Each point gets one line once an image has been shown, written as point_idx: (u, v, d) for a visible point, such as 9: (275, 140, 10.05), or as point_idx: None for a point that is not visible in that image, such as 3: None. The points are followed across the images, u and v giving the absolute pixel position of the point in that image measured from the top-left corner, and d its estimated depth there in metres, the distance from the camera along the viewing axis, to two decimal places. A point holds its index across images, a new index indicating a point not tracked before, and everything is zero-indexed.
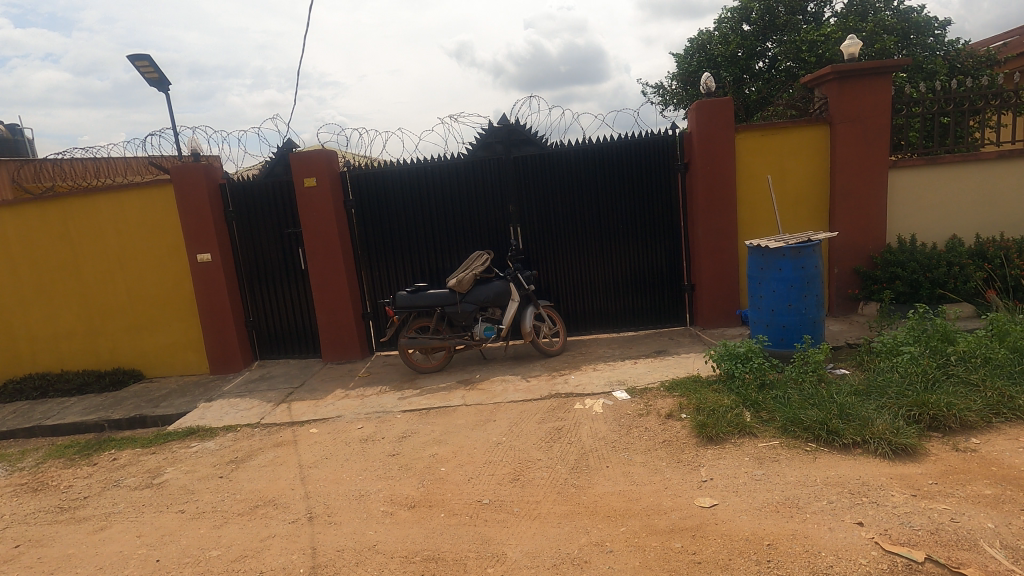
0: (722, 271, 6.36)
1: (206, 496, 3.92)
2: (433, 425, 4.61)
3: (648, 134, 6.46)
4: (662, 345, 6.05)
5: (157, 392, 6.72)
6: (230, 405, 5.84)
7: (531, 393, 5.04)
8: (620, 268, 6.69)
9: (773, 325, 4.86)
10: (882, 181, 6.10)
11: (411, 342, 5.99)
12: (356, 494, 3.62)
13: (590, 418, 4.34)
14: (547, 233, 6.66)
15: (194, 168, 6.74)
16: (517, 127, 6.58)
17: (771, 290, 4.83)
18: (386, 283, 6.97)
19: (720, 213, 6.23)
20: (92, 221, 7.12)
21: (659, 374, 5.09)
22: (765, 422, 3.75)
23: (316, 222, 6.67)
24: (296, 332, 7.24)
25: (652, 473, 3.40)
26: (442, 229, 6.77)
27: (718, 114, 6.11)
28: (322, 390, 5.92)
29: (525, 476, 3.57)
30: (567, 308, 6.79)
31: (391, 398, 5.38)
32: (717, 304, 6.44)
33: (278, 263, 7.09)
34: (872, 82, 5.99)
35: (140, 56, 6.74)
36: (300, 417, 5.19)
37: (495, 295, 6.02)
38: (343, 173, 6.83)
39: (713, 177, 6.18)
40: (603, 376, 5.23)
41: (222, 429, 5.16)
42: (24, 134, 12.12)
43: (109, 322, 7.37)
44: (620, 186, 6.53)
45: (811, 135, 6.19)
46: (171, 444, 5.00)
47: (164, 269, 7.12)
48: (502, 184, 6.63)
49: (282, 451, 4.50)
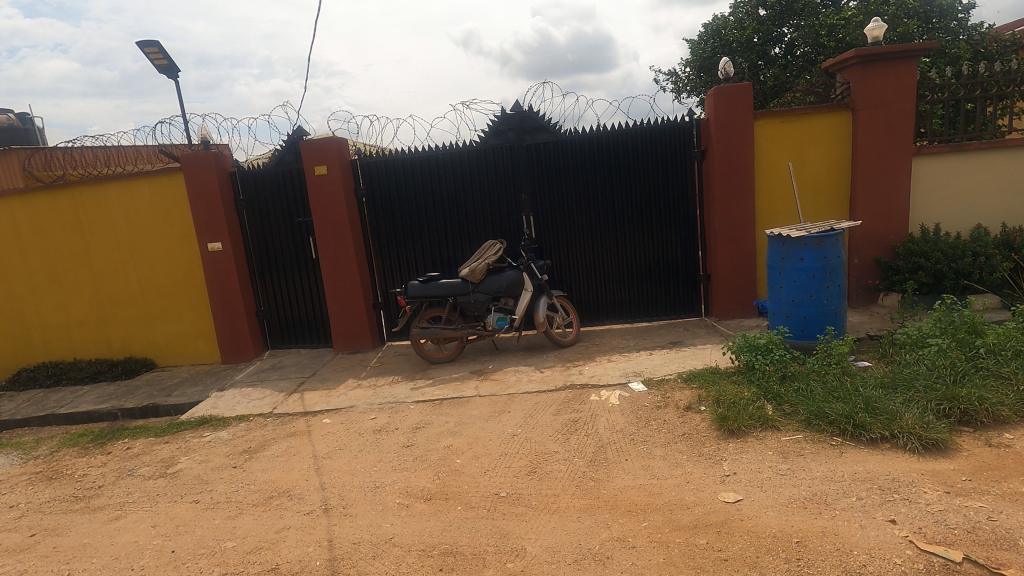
0: (739, 261, 6.25)
1: (219, 486, 3.89)
2: (447, 416, 4.56)
3: (664, 121, 6.33)
4: (677, 337, 5.95)
5: (169, 381, 6.72)
6: (242, 394, 5.81)
7: (545, 384, 4.98)
8: (634, 257, 6.59)
9: (793, 316, 4.76)
10: (906, 169, 5.94)
11: (423, 332, 5.92)
12: (371, 486, 3.57)
13: (606, 410, 4.27)
14: (560, 222, 6.56)
15: (204, 156, 6.70)
16: (530, 114, 6.44)
17: (792, 280, 4.73)
18: (397, 272, 6.91)
19: (738, 202, 6.10)
20: (104, 210, 7.10)
21: (676, 365, 5.01)
22: (786, 415, 3.67)
23: (327, 210, 6.60)
24: (307, 322, 7.20)
25: (672, 467, 3.33)
26: (453, 218, 6.69)
27: (736, 99, 5.97)
28: (334, 379, 5.89)
29: (542, 469, 3.51)
30: (580, 297, 6.70)
31: (404, 389, 5.34)
32: (734, 295, 6.33)
33: (289, 252, 7.05)
34: (897, 66, 5.79)
35: (150, 42, 6.66)
36: (313, 407, 5.16)
37: (508, 285, 5.93)
38: (354, 161, 6.75)
39: (731, 165, 6.05)
40: (618, 367, 5.15)
41: (235, 418, 5.14)
42: (34, 123, 12.14)
43: (120, 311, 7.38)
44: (636, 175, 6.41)
45: (832, 122, 6.03)
46: (184, 433, 4.98)
47: (175, 258, 7.11)
48: (515, 172, 6.52)
49: (295, 442, 4.46)
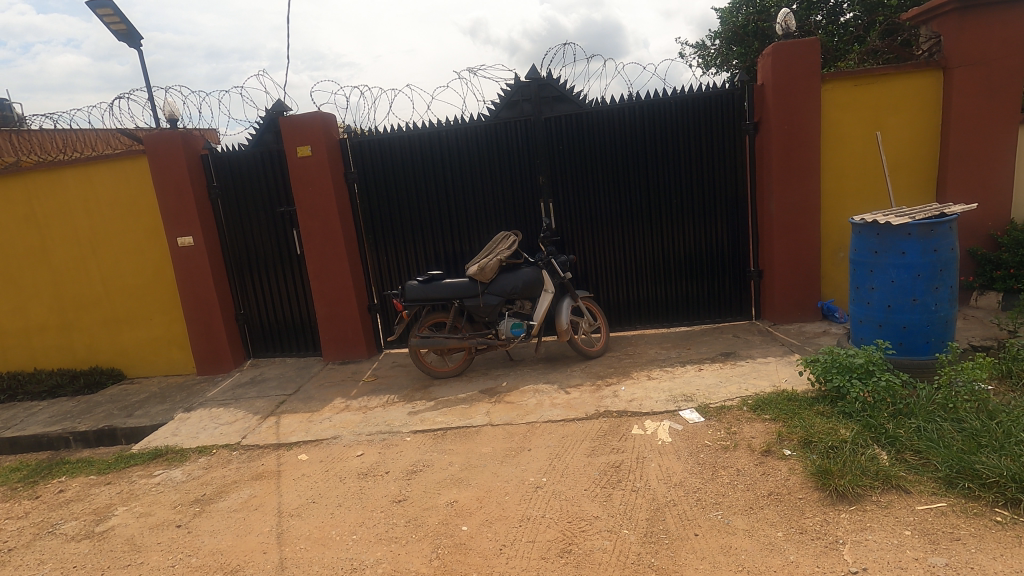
0: (800, 254, 5.22)
1: (152, 558, 2.97)
2: (451, 455, 3.61)
3: (710, 88, 5.29)
4: (729, 346, 4.96)
5: (134, 398, 5.83)
6: (210, 417, 4.90)
7: (572, 410, 4.01)
8: (672, 249, 5.58)
9: (888, 325, 3.75)
10: (1011, 140, 4.86)
11: (423, 342, 4.95)
12: (346, 568, 2.64)
13: (656, 452, 3.29)
14: (585, 210, 5.56)
15: (170, 136, 5.78)
16: (549, 81, 5.42)
17: (889, 281, 3.70)
18: (395, 270, 5.97)
19: (800, 183, 5.08)
20: (61, 201, 6.22)
21: (735, 387, 4.02)
22: (910, 469, 2.71)
23: (312, 197, 5.65)
24: (293, 327, 6.29)
25: (767, 552, 2.35)
26: (459, 205, 5.72)
27: (799, 59, 4.93)
28: (319, 400, 4.96)
29: (578, 548, 2.55)
30: (608, 297, 5.71)
31: (400, 413, 4.40)
32: (792, 295, 5.30)
33: (271, 248, 6.12)
34: (1003, 13, 4.70)
35: (102, 2, 5.70)
36: (288, 438, 4.24)
37: (525, 285, 4.95)
38: (342, 141, 5.78)
39: (792, 139, 5.03)
40: (662, 388, 4.17)
41: (195, 451, 4.23)
42: (12, 109, 11.12)
43: (84, 316, 6.50)
44: (674, 153, 5.39)
45: (918, 84, 4.96)
46: (131, 471, 4.08)
47: (143, 254, 6.23)
48: (531, 151, 5.52)
49: (260, 490, 3.54)
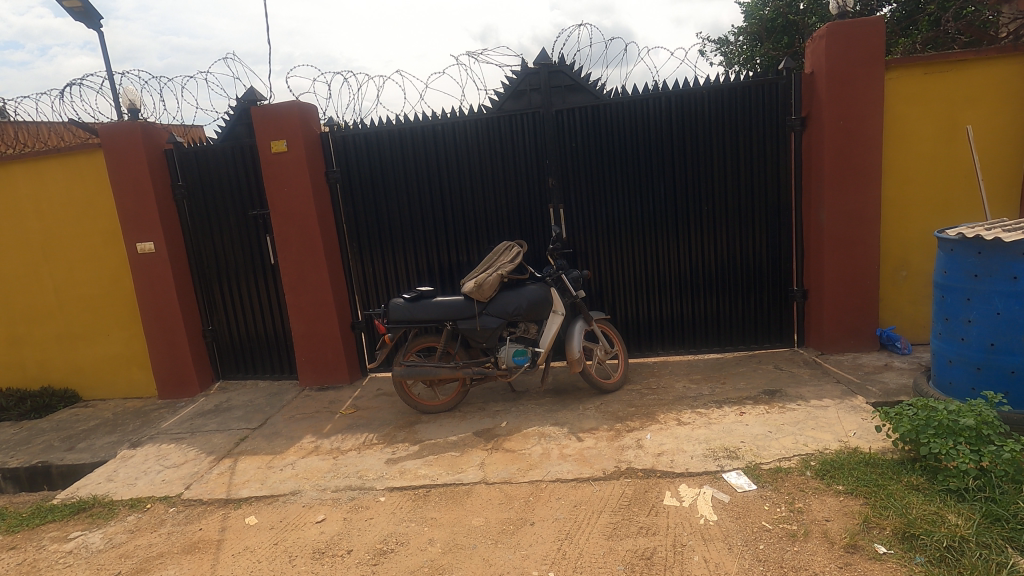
0: (855, 272, 4.41)
1: None
2: (433, 528, 2.83)
3: (750, 76, 4.51)
4: (773, 381, 4.16)
5: (81, 426, 5.09)
6: (156, 457, 4.14)
7: (587, 465, 3.22)
8: (702, 263, 4.79)
9: (991, 368, 2.95)
10: None
11: (410, 370, 4.18)
12: None
13: (700, 537, 2.50)
14: (601, 217, 4.79)
15: (129, 129, 5.07)
16: (562, 68, 4.68)
17: (993, 312, 2.91)
18: (381, 284, 5.21)
19: (857, 189, 4.29)
20: (10, 201, 5.52)
21: (791, 440, 3.22)
22: None
23: (287, 198, 4.91)
24: (266, 346, 5.55)
25: None
26: (455, 209, 4.97)
27: (859, 41, 4.15)
28: (284, 437, 4.20)
29: None
30: (627, 317, 4.94)
31: (376, 461, 3.63)
32: (845, 320, 4.50)
33: (242, 256, 5.39)
34: None
35: None
36: (239, 491, 3.48)
37: (530, 305, 4.18)
38: (323, 135, 5.04)
39: (849, 137, 4.24)
40: (697, 439, 3.37)
41: (126, 505, 3.49)
42: None
43: (35, 329, 5.79)
44: (706, 151, 4.62)
45: (1000, 74, 4.18)
46: (44, 531, 3.33)
47: (99, 262, 5.52)
48: (539, 148, 4.77)
49: (189, 569, 2.78)
